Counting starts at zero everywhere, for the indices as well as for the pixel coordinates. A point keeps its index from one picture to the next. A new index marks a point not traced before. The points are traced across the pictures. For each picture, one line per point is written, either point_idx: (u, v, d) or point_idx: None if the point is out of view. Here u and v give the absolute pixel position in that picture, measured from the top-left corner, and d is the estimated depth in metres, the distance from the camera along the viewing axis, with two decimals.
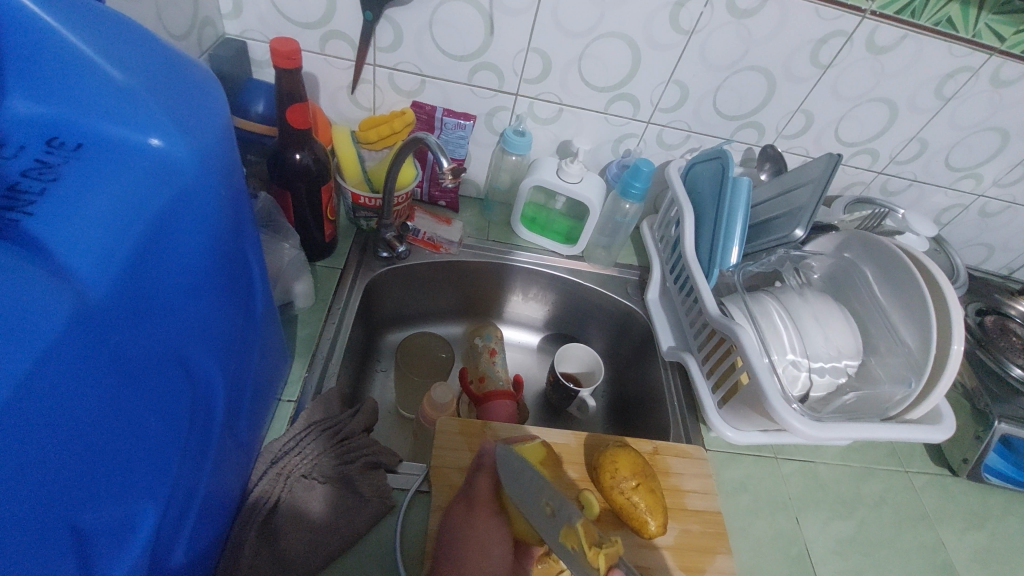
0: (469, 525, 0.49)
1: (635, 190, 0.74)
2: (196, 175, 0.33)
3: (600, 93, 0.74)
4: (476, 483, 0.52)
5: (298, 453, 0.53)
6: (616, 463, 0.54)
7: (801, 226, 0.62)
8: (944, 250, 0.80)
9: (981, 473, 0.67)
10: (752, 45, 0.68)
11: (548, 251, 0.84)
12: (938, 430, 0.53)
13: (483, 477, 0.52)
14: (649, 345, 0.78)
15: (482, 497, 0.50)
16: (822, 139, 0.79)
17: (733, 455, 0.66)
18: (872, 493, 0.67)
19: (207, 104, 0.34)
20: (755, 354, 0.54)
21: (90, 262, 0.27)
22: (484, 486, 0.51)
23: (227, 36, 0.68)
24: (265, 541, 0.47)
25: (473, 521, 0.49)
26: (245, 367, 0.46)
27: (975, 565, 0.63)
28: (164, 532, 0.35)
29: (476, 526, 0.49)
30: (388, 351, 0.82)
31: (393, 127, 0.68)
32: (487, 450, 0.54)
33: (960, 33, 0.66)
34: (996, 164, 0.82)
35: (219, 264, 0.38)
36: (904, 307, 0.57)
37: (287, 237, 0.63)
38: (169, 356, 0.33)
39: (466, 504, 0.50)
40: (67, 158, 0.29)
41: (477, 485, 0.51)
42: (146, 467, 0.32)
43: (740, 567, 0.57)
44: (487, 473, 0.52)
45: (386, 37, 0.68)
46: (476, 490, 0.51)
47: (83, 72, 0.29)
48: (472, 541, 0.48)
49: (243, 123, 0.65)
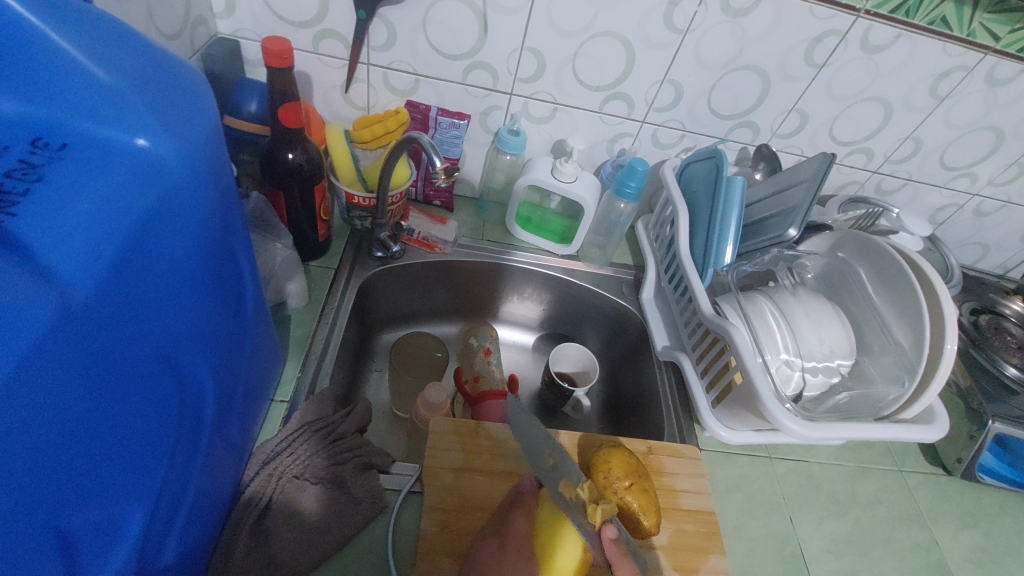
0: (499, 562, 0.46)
1: (629, 189, 0.73)
2: (183, 176, 0.33)
3: (595, 92, 0.74)
4: (511, 519, 0.50)
5: (290, 454, 0.53)
6: (609, 463, 0.54)
7: (794, 226, 0.61)
8: (939, 250, 0.80)
9: (975, 472, 0.67)
10: (746, 44, 0.68)
11: (543, 251, 0.84)
12: (931, 429, 0.53)
13: (520, 512, 0.50)
14: (644, 344, 0.78)
15: (519, 534, 0.48)
16: (817, 139, 0.79)
17: (727, 454, 0.66)
18: (866, 493, 0.67)
19: (195, 104, 0.34)
20: (749, 355, 0.54)
21: (74, 262, 0.27)
22: (520, 522, 0.49)
23: (220, 35, 0.67)
24: (257, 542, 0.47)
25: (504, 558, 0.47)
26: (236, 367, 0.45)
27: (969, 565, 0.63)
28: (153, 534, 0.34)
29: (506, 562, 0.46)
30: (383, 351, 0.82)
31: (387, 127, 0.67)
32: (528, 485, 0.52)
33: (954, 32, 0.66)
34: (990, 163, 0.82)
35: (208, 264, 0.38)
36: (898, 307, 0.57)
37: (279, 237, 0.62)
38: (156, 357, 0.33)
39: (498, 537, 0.48)
40: (52, 158, 0.29)
41: (513, 520, 0.49)
42: (134, 468, 0.31)
43: (734, 567, 0.57)
44: (522, 510, 0.50)
45: (379, 36, 0.68)
46: (511, 527, 0.49)
47: (68, 72, 0.29)
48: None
49: (236, 123, 0.65)
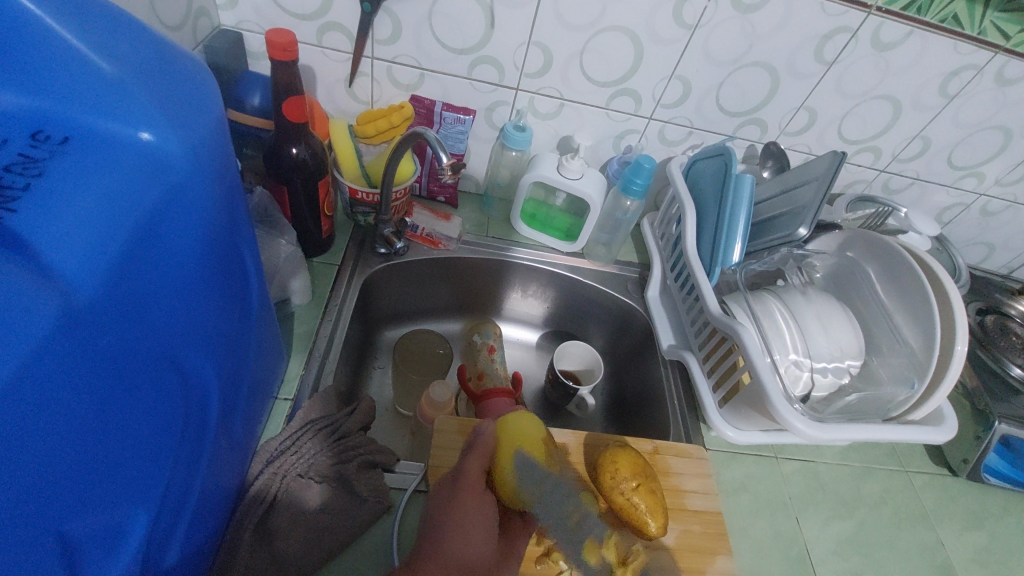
0: (451, 503, 0.47)
1: (636, 186, 0.73)
2: (188, 171, 0.32)
3: (602, 88, 0.73)
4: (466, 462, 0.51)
5: (294, 453, 0.52)
6: (616, 463, 0.54)
7: (804, 225, 0.61)
8: (946, 250, 0.80)
9: (980, 473, 0.67)
10: (756, 40, 0.67)
11: (548, 247, 0.84)
12: (940, 431, 0.53)
13: (474, 455, 0.51)
14: (648, 343, 0.78)
15: (471, 476, 0.49)
16: (825, 137, 0.79)
17: (733, 454, 0.66)
18: (871, 493, 0.66)
19: (199, 96, 0.33)
20: (758, 354, 0.53)
21: (78, 262, 0.26)
22: (473, 465, 0.50)
23: (222, 27, 0.66)
24: (261, 541, 0.46)
25: (457, 503, 0.47)
26: (240, 366, 0.45)
27: (974, 566, 0.62)
28: (157, 536, 0.34)
29: (460, 504, 0.47)
30: (386, 348, 0.81)
31: (391, 121, 0.66)
32: (485, 430, 0.53)
33: (966, 30, 0.65)
34: (998, 163, 0.81)
35: (213, 261, 0.37)
36: (906, 308, 0.57)
37: (283, 234, 0.62)
38: (161, 357, 0.33)
39: (452, 481, 0.50)
40: (53, 153, 0.28)
41: (466, 463, 0.51)
42: (138, 471, 0.31)
43: (740, 568, 0.57)
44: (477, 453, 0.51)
45: (384, 29, 0.67)
46: (464, 469, 0.50)
47: (69, 63, 0.28)
48: (452, 520, 0.46)
49: (238, 116, 0.64)
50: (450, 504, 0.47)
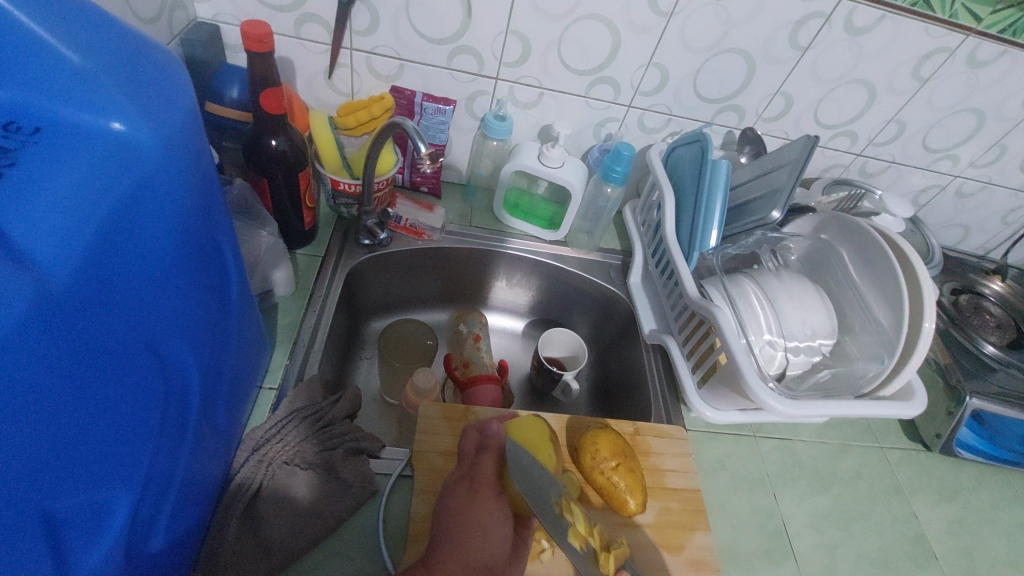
0: (469, 504, 0.49)
1: (616, 174, 0.73)
2: (159, 159, 0.33)
3: (580, 76, 0.73)
4: (479, 465, 0.51)
5: (280, 441, 0.53)
6: (596, 444, 0.55)
7: (778, 208, 0.62)
8: (919, 231, 0.82)
9: (953, 447, 0.69)
10: (732, 27, 0.68)
11: (531, 236, 0.85)
12: (910, 406, 0.54)
13: (488, 455, 0.52)
14: (631, 328, 0.79)
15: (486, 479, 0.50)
16: (802, 122, 0.80)
17: (712, 434, 0.67)
18: (848, 469, 0.68)
19: (170, 88, 0.34)
20: (732, 335, 0.54)
21: (49, 245, 0.27)
22: (489, 466, 0.51)
23: (199, 19, 0.66)
24: (247, 527, 0.47)
25: (475, 502, 0.49)
26: (220, 355, 0.45)
27: (946, 537, 0.64)
28: (141, 519, 0.35)
29: (472, 505, 0.48)
30: (372, 338, 0.82)
31: (371, 113, 0.68)
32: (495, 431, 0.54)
33: (937, 13, 0.66)
34: (973, 144, 0.83)
35: (189, 248, 0.38)
36: (877, 287, 0.58)
37: (264, 225, 0.62)
38: (138, 342, 0.33)
39: (469, 484, 0.50)
40: (25, 142, 0.29)
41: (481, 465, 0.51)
42: (120, 452, 0.32)
43: (718, 542, 0.58)
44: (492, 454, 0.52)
45: (363, 20, 0.67)
46: (480, 474, 0.51)
47: (39, 55, 0.28)
48: (470, 520, 0.48)
49: (217, 109, 0.64)
50: (465, 504, 0.49)
